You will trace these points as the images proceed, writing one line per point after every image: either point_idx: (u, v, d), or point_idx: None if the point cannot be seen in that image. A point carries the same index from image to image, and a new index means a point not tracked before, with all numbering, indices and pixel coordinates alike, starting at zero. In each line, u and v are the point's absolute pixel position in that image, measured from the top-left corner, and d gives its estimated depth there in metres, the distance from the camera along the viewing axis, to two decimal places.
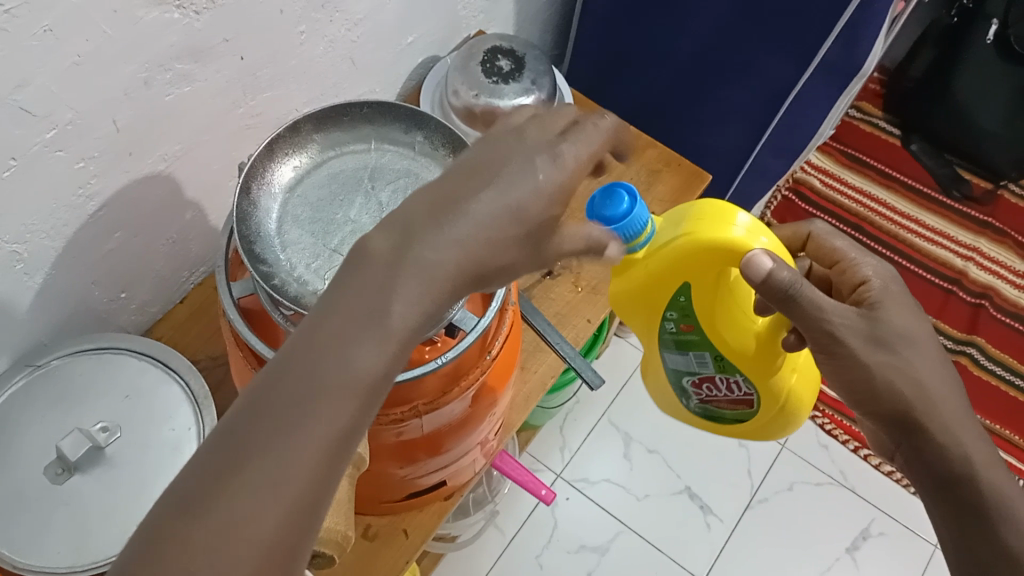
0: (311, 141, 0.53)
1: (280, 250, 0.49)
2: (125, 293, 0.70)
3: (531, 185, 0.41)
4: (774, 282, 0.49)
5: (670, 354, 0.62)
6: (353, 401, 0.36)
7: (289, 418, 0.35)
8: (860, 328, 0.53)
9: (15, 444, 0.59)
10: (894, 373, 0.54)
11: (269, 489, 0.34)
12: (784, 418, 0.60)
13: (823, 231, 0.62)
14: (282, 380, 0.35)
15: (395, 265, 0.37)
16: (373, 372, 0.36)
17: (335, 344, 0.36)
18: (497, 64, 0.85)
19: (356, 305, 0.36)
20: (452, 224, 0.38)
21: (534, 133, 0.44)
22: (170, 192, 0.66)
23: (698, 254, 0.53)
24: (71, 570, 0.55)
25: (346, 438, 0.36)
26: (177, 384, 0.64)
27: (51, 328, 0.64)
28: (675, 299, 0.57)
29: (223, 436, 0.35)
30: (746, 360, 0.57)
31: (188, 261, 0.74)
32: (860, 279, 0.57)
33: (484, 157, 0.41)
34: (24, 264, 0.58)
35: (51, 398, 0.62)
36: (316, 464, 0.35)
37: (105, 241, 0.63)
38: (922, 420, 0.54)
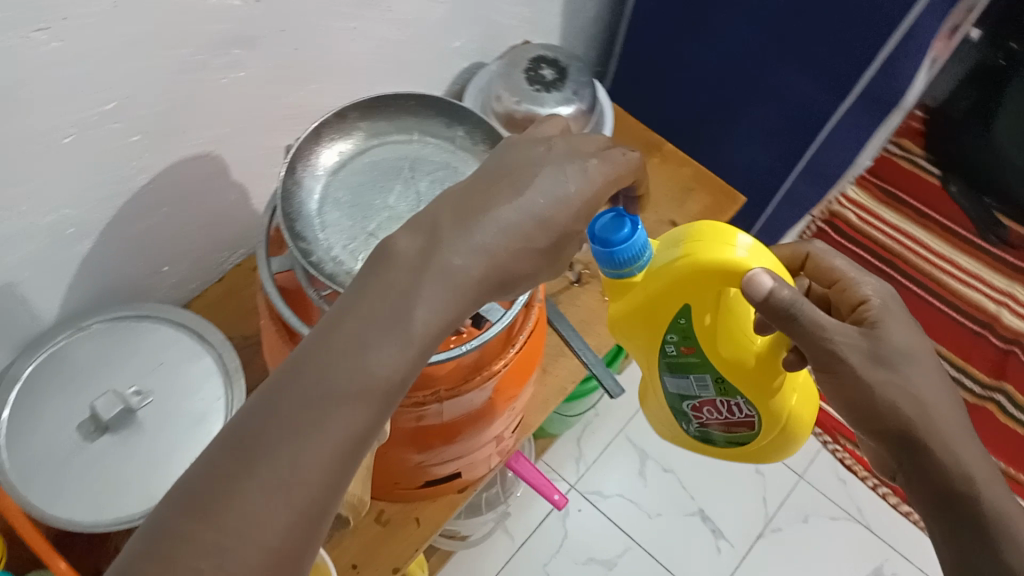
0: (355, 129, 0.55)
1: (319, 230, 0.51)
2: (166, 266, 0.72)
3: (557, 192, 0.44)
4: (775, 301, 0.50)
5: (669, 379, 0.62)
6: (370, 404, 0.37)
7: (307, 419, 0.35)
8: (860, 347, 0.54)
9: (51, 402, 0.62)
10: (898, 388, 0.54)
11: (279, 491, 0.34)
12: (783, 438, 0.61)
13: (821, 250, 0.62)
14: (304, 380, 0.36)
15: (419, 269, 0.39)
16: (387, 374, 0.37)
17: (354, 346, 0.37)
18: (541, 73, 0.87)
19: (378, 308, 0.38)
20: (477, 229, 0.41)
21: (555, 143, 0.47)
22: (216, 171, 0.69)
23: (700, 273, 0.52)
24: (93, 525, 0.57)
25: (359, 442, 0.36)
26: (209, 354, 0.66)
27: (94, 293, 0.67)
28: (675, 322, 0.57)
29: (234, 436, 0.35)
30: (745, 377, 0.57)
31: (225, 243, 0.77)
32: (861, 298, 0.57)
33: (511, 163, 0.45)
34: (75, 230, 0.60)
35: (91, 360, 0.64)
36: (328, 468, 0.35)
37: (151, 215, 0.66)
38: (929, 440, 0.54)
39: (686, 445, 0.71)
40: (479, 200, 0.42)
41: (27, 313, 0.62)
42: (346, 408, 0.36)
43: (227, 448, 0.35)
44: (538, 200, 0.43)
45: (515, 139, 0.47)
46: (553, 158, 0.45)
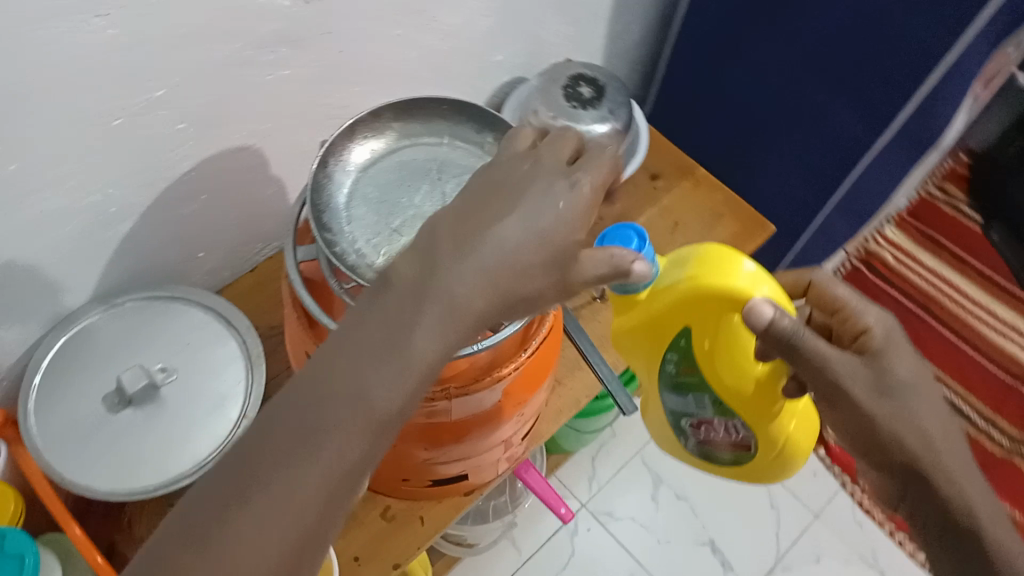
0: (389, 128, 0.57)
1: (345, 223, 0.53)
2: (202, 253, 0.75)
3: (550, 208, 0.42)
4: (776, 329, 0.51)
5: (670, 395, 0.63)
6: (366, 434, 0.39)
7: (303, 449, 0.38)
8: (866, 377, 0.52)
9: (81, 371, 0.64)
10: (903, 421, 0.52)
11: (275, 514, 0.38)
12: (781, 463, 0.60)
13: (824, 279, 0.58)
14: (305, 410, 0.39)
15: (419, 296, 0.40)
16: (385, 402, 0.39)
17: (354, 377, 0.39)
18: (579, 90, 0.89)
19: (378, 337, 0.39)
20: (477, 251, 0.40)
21: (540, 156, 0.45)
22: (256, 164, 0.71)
23: (704, 296, 0.55)
24: (109, 494, 0.59)
25: (356, 466, 0.39)
26: (234, 340, 0.68)
27: (130, 273, 0.69)
28: (675, 341, 0.59)
29: (241, 458, 0.39)
30: (744, 401, 0.57)
31: (259, 234, 0.79)
32: (862, 327, 0.54)
33: (496, 183, 0.43)
34: (117, 211, 0.63)
35: (122, 334, 0.66)
36: (323, 491, 0.38)
37: (190, 201, 0.68)
38: (934, 475, 0.52)
39: (686, 460, 0.71)
40: (473, 223, 0.41)
41: (68, 291, 0.65)
42: (341, 438, 0.38)
43: (233, 469, 0.38)
44: (540, 219, 0.42)
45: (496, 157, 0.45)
46: (542, 175, 0.43)
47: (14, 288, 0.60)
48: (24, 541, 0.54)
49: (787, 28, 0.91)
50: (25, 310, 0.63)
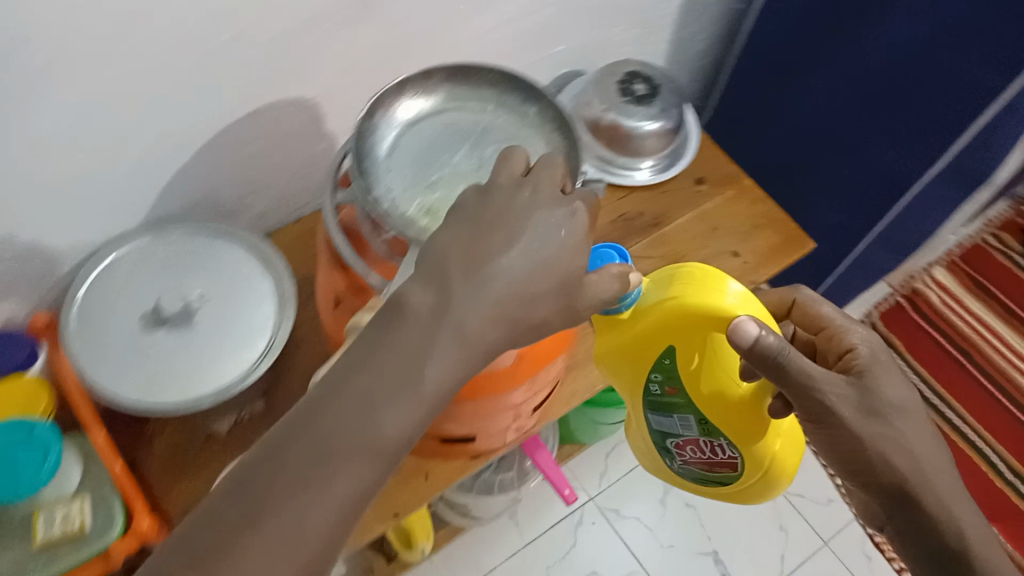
0: (439, 89, 0.59)
1: (383, 175, 0.55)
2: (250, 198, 0.78)
3: (553, 237, 0.44)
4: (761, 348, 0.51)
5: (655, 417, 0.64)
6: (374, 464, 0.41)
7: (313, 476, 0.40)
8: (852, 399, 0.55)
9: (123, 287, 0.68)
10: (888, 441, 0.56)
11: (278, 544, 0.39)
12: (766, 482, 0.63)
13: (808, 298, 0.62)
14: (313, 437, 0.40)
15: (432, 327, 0.42)
16: (396, 432, 0.41)
17: (369, 405, 0.41)
18: (634, 86, 0.91)
19: (392, 369, 0.41)
20: (487, 282, 0.42)
21: (538, 185, 0.46)
22: (311, 120, 0.74)
23: (687, 316, 0.56)
24: (131, 405, 0.62)
25: (365, 494, 0.41)
26: (270, 281, 0.71)
27: (181, 208, 0.73)
28: (660, 361, 0.59)
29: (251, 480, 0.40)
30: (730, 421, 0.59)
31: (310, 187, 0.82)
32: (848, 347, 0.58)
33: (495, 209, 0.44)
34: (177, 141, 0.66)
35: (165, 258, 0.70)
36: (333, 522, 0.40)
37: (244, 147, 0.71)
38: (917, 490, 0.57)
39: (667, 479, 0.73)
40: (479, 250, 0.43)
41: (121, 212, 0.68)
42: (350, 467, 0.40)
43: (239, 498, 0.39)
44: (543, 250, 0.44)
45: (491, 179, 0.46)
46: (541, 202, 0.45)
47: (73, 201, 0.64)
48: (52, 436, 0.58)
49: (850, 51, 0.91)
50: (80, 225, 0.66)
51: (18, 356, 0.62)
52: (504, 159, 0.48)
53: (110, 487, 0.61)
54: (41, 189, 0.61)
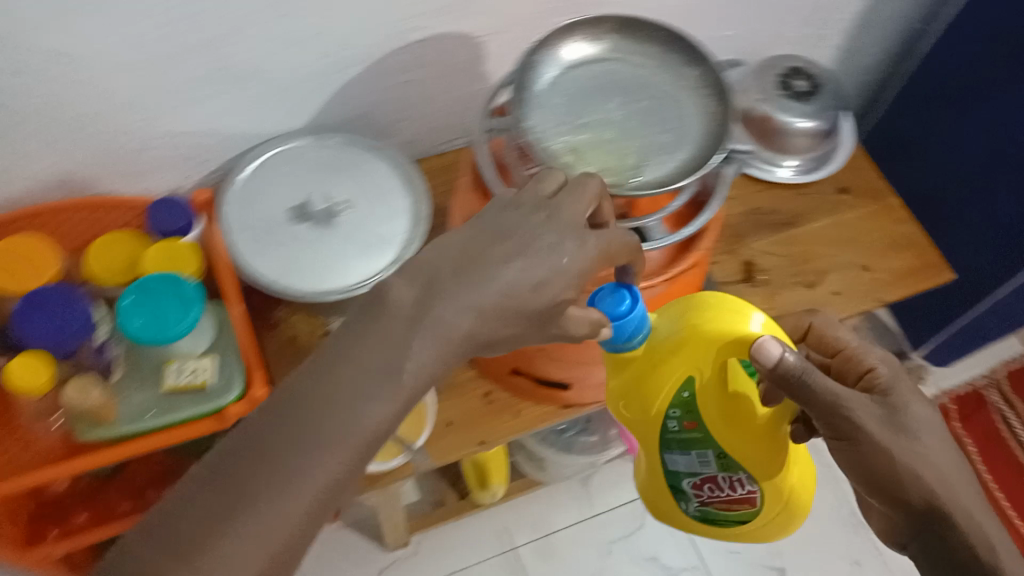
0: (606, 37, 0.60)
1: (537, 109, 0.57)
2: (402, 122, 0.81)
3: (555, 259, 0.43)
4: (785, 368, 0.49)
5: (672, 457, 0.63)
6: (350, 454, 0.38)
7: (290, 470, 0.37)
8: (875, 412, 0.52)
9: (277, 181, 0.73)
10: (916, 455, 0.51)
11: (254, 536, 0.36)
12: (784, 509, 0.64)
13: (823, 321, 0.60)
14: (291, 428, 0.38)
15: (415, 322, 0.40)
16: (374, 424, 0.39)
17: (347, 398, 0.39)
18: (794, 81, 0.87)
19: (368, 363, 0.40)
20: (477, 287, 0.41)
21: (557, 205, 0.45)
22: (473, 58, 0.76)
23: (706, 345, 0.54)
24: (266, 287, 0.68)
25: (337, 488, 0.38)
26: (407, 199, 0.75)
27: (339, 119, 0.77)
28: (678, 394, 0.58)
29: (223, 466, 0.38)
30: (750, 453, 0.59)
31: (460, 122, 0.83)
32: (867, 365, 0.55)
33: (501, 225, 0.44)
34: (349, 55, 0.70)
35: (318, 162, 0.74)
36: (302, 516, 0.37)
37: (406, 72, 0.74)
38: (950, 511, 0.51)
39: (674, 521, 0.71)
40: (478, 258, 0.42)
41: (288, 114, 0.73)
42: (333, 455, 0.38)
43: (215, 491, 0.37)
44: (532, 271, 0.43)
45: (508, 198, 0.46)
46: (552, 224, 0.44)
47: (246, 95, 0.69)
48: (197, 295, 0.63)
49: None
50: (250, 119, 0.72)
51: (175, 225, 0.68)
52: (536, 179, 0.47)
53: (234, 353, 0.66)
54: (218, 75, 0.66)
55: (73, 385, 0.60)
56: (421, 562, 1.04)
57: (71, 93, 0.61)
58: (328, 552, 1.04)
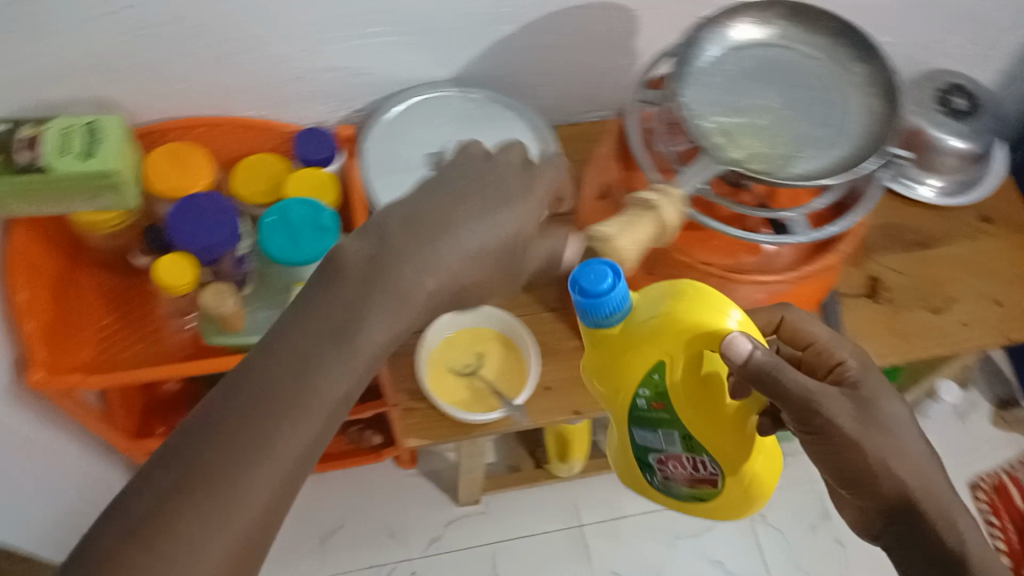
0: (776, 23, 0.59)
1: (696, 85, 0.57)
2: (543, 87, 0.80)
3: (507, 216, 0.46)
4: (755, 365, 0.47)
5: (638, 432, 0.57)
6: (316, 425, 0.39)
7: (247, 445, 0.37)
8: (847, 407, 0.49)
9: (419, 125, 0.75)
10: (890, 448, 0.49)
11: (225, 512, 0.36)
12: (746, 500, 0.58)
13: (796, 315, 0.57)
14: (245, 400, 0.38)
15: (371, 282, 0.42)
16: (336, 397, 0.39)
17: (304, 369, 0.39)
18: (953, 98, 0.84)
19: (324, 321, 0.41)
20: (435, 245, 0.44)
21: (498, 167, 0.49)
22: (627, 29, 0.74)
23: (681, 332, 0.50)
24: None
25: (302, 463, 0.38)
26: (539, 162, 0.76)
27: (483, 75, 0.77)
28: (648, 376, 0.53)
29: (178, 446, 0.37)
30: (715, 440, 0.54)
31: (602, 95, 0.82)
32: (838, 359, 0.53)
33: (450, 183, 0.46)
34: (507, 12, 0.70)
35: (459, 113, 0.76)
36: (268, 495, 0.37)
37: (558, 36, 0.74)
38: (925, 505, 0.50)
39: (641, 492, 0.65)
40: (439, 217, 0.44)
41: (437, 64, 0.74)
42: (289, 428, 0.38)
43: (175, 471, 0.36)
44: (494, 221, 0.46)
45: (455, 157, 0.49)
46: (495, 180, 0.48)
47: (401, 39, 0.70)
48: (332, 226, 0.65)
49: None
50: (401, 65, 0.73)
51: (317, 155, 0.70)
52: (472, 148, 0.50)
53: None
54: (378, 15, 0.67)
55: (211, 291, 0.63)
56: (489, 523, 1.04)
57: (241, 15, 0.63)
58: (401, 494, 1.05)
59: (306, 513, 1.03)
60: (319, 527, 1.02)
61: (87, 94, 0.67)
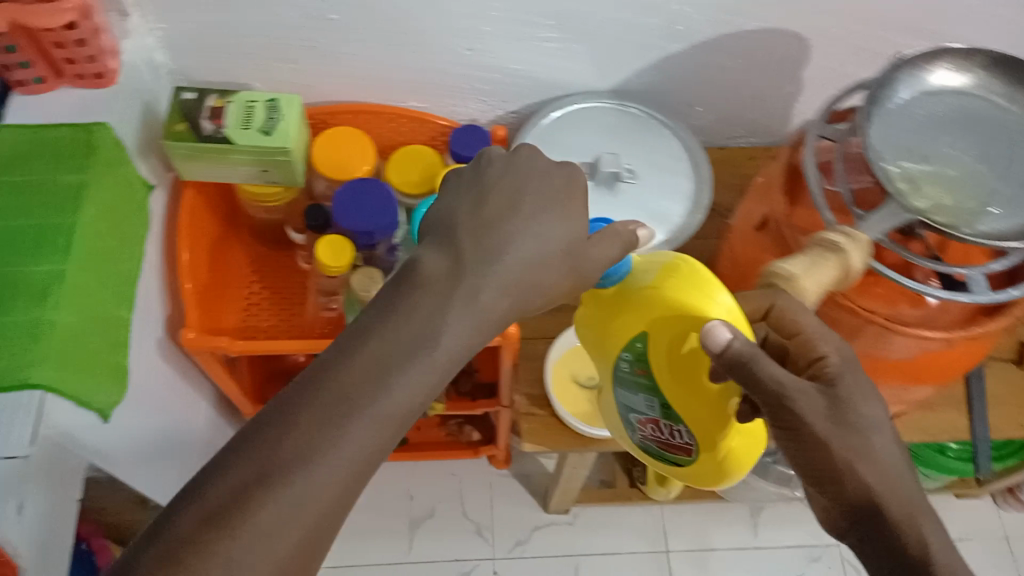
0: (974, 73, 0.56)
1: (881, 127, 0.55)
2: (699, 108, 0.78)
3: (561, 226, 0.46)
4: (732, 356, 0.44)
5: (621, 389, 0.55)
6: (383, 428, 0.39)
7: (323, 441, 0.37)
8: (816, 402, 0.45)
9: (571, 133, 0.74)
10: (861, 450, 0.45)
11: (298, 499, 0.36)
12: (720, 476, 0.54)
13: (789, 303, 0.47)
14: (327, 396, 0.38)
15: (449, 293, 0.43)
16: (405, 406, 0.40)
17: (381, 375, 0.40)
18: None
19: (402, 334, 0.41)
20: (500, 259, 0.44)
21: (535, 173, 0.48)
22: (799, 59, 0.71)
23: (670, 310, 0.49)
24: None
25: (366, 465, 0.39)
26: (688, 182, 0.74)
27: (641, 90, 0.75)
28: (631, 342, 0.53)
29: (255, 435, 0.37)
30: (691, 410, 0.52)
31: (760, 121, 0.79)
32: (818, 354, 0.46)
33: (498, 192, 0.47)
34: (681, 29, 0.68)
35: (613, 124, 0.74)
36: (335, 493, 0.37)
37: (725, 60, 0.72)
38: (894, 513, 0.44)
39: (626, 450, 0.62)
40: (493, 229, 0.45)
41: (599, 74, 0.73)
42: (365, 425, 0.38)
43: (253, 456, 0.36)
44: (553, 228, 0.46)
45: (496, 160, 0.49)
46: (540, 191, 0.47)
47: (568, 46, 0.69)
48: None
49: None
50: (563, 71, 0.72)
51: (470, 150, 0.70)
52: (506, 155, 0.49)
53: None
54: (548, 24, 0.66)
55: (360, 275, 0.65)
56: (575, 534, 1.04)
57: (418, 8, 0.63)
58: (491, 491, 1.06)
59: (398, 497, 1.05)
60: (409, 512, 1.04)
61: (262, 69, 0.68)
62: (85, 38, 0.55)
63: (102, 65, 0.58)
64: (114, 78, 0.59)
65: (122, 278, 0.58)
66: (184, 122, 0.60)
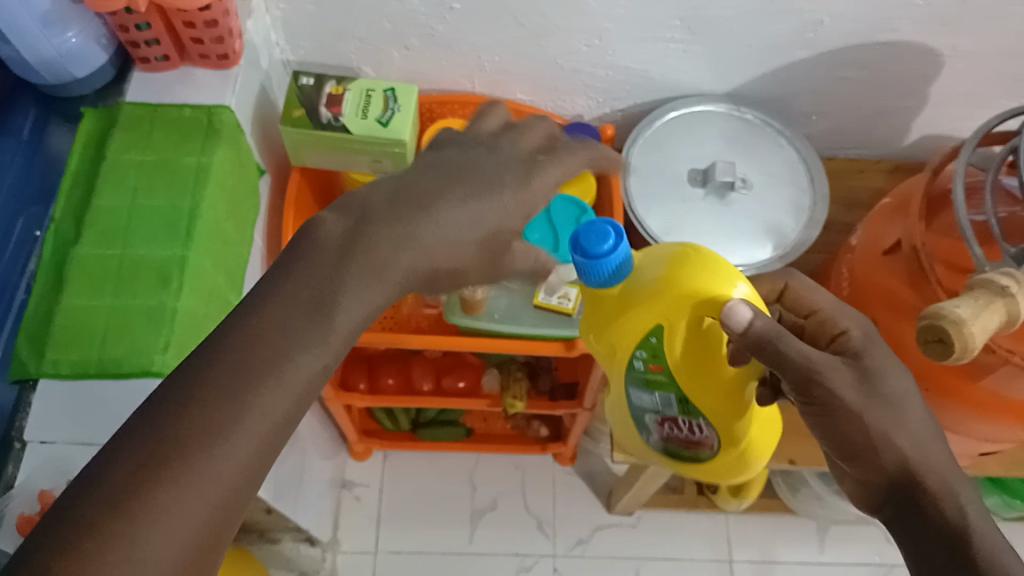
0: None
1: None
2: (813, 117, 0.75)
3: (498, 200, 0.42)
4: (754, 334, 0.41)
5: (634, 391, 0.51)
6: (285, 397, 0.32)
7: (222, 416, 0.31)
8: (849, 374, 0.43)
9: (685, 140, 0.72)
10: (892, 420, 0.43)
11: (201, 483, 0.30)
12: (740, 465, 0.52)
13: (802, 282, 0.50)
14: (219, 363, 0.32)
15: (346, 254, 0.36)
16: (309, 377, 0.33)
17: (280, 341, 0.33)
18: None
19: (300, 295, 0.34)
20: (418, 227, 0.38)
21: (502, 144, 0.45)
22: (931, 74, 0.68)
23: (684, 297, 0.45)
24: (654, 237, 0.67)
25: (272, 442, 0.32)
26: (798, 194, 0.71)
27: (756, 96, 0.73)
28: (645, 339, 0.47)
29: (141, 420, 0.30)
30: (714, 405, 0.48)
31: (874, 133, 0.76)
32: (841, 329, 0.45)
33: (450, 163, 0.42)
34: (812, 37, 0.64)
35: (725, 130, 0.72)
36: (236, 477, 0.31)
37: (851, 70, 0.68)
38: (933, 481, 0.43)
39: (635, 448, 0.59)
40: (428, 199, 0.40)
41: (715, 77, 0.70)
42: (273, 394, 0.32)
43: (145, 439, 0.30)
44: (484, 208, 0.41)
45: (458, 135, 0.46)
46: (489, 165, 0.43)
47: (689, 47, 0.66)
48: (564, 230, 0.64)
49: None
50: (679, 73, 0.70)
51: None
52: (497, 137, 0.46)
53: None
54: (675, 24, 0.63)
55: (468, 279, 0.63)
56: (637, 537, 1.03)
57: (544, 1, 0.61)
58: (555, 486, 1.05)
59: (461, 487, 1.04)
60: (471, 503, 1.03)
61: (375, 55, 0.67)
62: (215, 19, 0.53)
63: (226, 45, 0.56)
64: (237, 59, 0.58)
65: (235, 265, 0.57)
66: (302, 108, 0.60)
